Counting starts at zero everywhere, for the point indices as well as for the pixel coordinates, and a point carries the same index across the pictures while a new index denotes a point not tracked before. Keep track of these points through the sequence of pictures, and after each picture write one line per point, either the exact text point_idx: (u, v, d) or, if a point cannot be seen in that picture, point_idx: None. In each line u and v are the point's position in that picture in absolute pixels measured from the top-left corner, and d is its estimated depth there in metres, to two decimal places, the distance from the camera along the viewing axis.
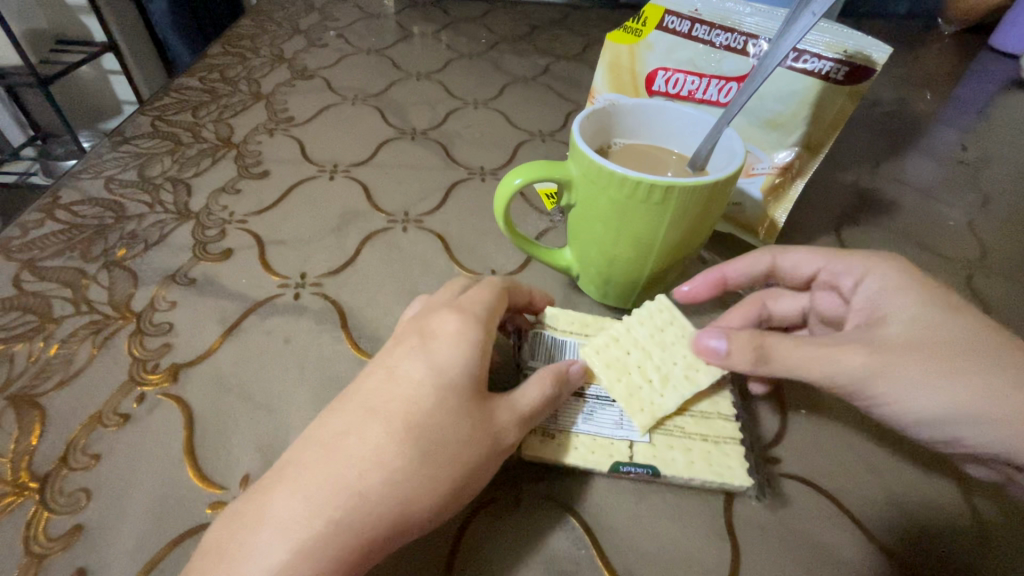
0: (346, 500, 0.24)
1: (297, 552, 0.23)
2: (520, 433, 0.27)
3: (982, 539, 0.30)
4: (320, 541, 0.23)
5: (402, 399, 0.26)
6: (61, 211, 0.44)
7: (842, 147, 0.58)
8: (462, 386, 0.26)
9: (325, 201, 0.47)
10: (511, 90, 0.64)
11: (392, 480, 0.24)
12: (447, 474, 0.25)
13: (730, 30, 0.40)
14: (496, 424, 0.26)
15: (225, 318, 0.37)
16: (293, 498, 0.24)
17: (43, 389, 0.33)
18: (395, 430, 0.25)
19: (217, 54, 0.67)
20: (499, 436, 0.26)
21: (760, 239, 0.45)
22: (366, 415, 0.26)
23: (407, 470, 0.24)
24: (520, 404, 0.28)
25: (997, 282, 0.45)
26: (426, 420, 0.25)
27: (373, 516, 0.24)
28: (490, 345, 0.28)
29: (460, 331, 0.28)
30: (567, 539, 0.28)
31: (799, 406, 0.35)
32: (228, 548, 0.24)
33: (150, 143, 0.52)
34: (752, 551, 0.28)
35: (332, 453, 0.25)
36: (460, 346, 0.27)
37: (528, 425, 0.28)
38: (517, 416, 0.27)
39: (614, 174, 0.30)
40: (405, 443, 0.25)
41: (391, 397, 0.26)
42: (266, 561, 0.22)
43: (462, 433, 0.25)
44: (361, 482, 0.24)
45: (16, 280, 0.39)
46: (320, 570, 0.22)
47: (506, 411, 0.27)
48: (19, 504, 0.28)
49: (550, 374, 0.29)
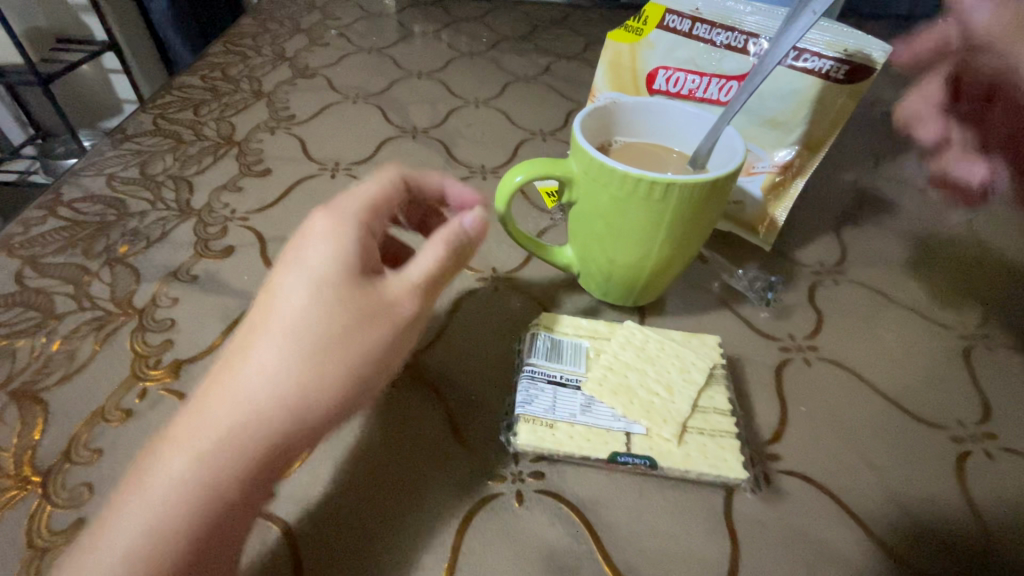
0: (248, 409, 0.23)
1: (191, 473, 0.22)
2: (416, 308, 0.28)
3: (981, 536, 0.30)
4: (224, 454, 0.23)
5: (278, 305, 0.25)
6: (63, 208, 0.44)
7: (842, 147, 0.58)
8: (337, 273, 0.26)
9: (326, 199, 0.47)
10: (512, 89, 0.65)
11: (290, 383, 0.24)
12: (337, 373, 0.25)
13: (730, 29, 0.41)
14: (384, 302, 0.27)
15: (227, 314, 0.37)
16: (181, 428, 0.24)
17: (45, 384, 0.33)
18: (270, 334, 0.25)
19: (219, 53, 0.67)
20: (392, 319, 0.27)
21: (761, 238, 0.45)
22: (244, 333, 0.25)
23: (306, 373, 0.24)
24: (413, 274, 0.28)
25: (996, 281, 0.45)
26: (310, 321, 0.25)
27: (274, 425, 0.23)
28: (362, 236, 0.28)
29: (329, 230, 0.27)
30: (567, 535, 0.28)
31: (799, 404, 0.35)
32: (132, 475, 0.23)
33: (151, 140, 0.52)
34: (752, 547, 0.28)
35: (213, 379, 0.25)
36: (331, 241, 0.27)
37: (426, 292, 0.29)
38: (407, 292, 0.28)
39: (615, 171, 0.31)
40: (280, 344, 0.24)
41: (267, 309, 0.26)
42: (164, 489, 0.22)
43: (348, 331, 0.25)
44: (240, 392, 0.23)
45: (19, 276, 0.39)
46: (218, 484, 0.22)
47: (393, 291, 0.27)
48: (22, 498, 0.28)
49: (443, 236, 0.30)
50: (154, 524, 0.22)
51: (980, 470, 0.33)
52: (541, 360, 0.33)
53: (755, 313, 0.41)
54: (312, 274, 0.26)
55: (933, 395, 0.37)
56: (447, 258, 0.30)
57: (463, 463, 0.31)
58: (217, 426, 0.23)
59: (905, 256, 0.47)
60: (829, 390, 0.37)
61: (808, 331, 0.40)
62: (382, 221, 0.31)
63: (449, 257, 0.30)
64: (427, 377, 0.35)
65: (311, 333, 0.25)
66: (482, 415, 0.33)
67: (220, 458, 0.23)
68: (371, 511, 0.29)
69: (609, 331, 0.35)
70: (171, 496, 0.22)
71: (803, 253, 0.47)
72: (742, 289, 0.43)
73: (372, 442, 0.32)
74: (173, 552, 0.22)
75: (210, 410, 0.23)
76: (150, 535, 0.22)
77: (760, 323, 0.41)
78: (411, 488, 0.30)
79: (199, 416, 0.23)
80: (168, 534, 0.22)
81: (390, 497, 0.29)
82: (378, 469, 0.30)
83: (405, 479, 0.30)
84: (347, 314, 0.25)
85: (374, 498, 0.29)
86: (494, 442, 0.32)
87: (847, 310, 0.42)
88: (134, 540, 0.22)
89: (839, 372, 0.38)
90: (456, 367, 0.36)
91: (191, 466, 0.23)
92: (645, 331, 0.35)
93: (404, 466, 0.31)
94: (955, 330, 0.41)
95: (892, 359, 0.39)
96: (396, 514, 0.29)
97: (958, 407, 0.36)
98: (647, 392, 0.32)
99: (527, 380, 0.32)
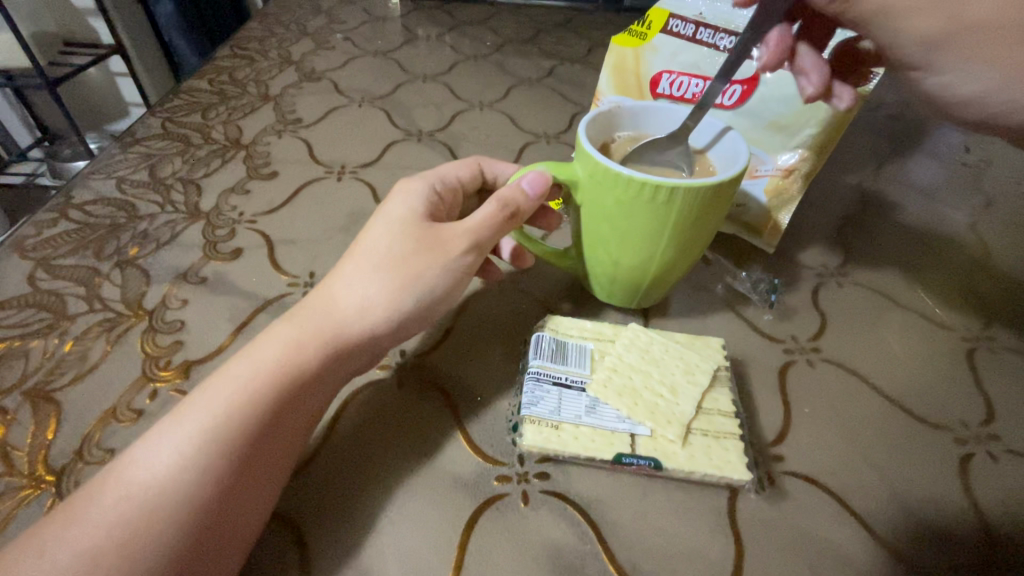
0: (279, 351, 0.29)
1: (206, 432, 0.26)
2: (466, 247, 0.33)
3: (984, 537, 0.30)
4: (254, 384, 0.28)
5: (306, 305, 0.31)
6: (74, 210, 0.45)
7: (845, 150, 0.58)
8: (414, 219, 0.33)
9: (333, 201, 0.48)
10: (516, 92, 0.65)
11: (318, 331, 0.30)
12: (370, 320, 0.31)
13: (734, 33, 0.41)
14: (439, 245, 0.32)
15: (235, 316, 0.38)
16: (204, 398, 0.27)
17: (58, 384, 0.33)
18: (295, 325, 0.30)
19: (226, 56, 0.68)
20: (447, 254, 0.32)
21: (765, 240, 0.46)
22: (272, 329, 0.31)
23: (336, 324, 0.30)
24: (471, 225, 0.33)
25: (1000, 283, 0.45)
26: (365, 271, 0.31)
27: (305, 362, 0.29)
28: (434, 196, 0.36)
29: (413, 188, 0.35)
30: (573, 534, 0.29)
31: (803, 406, 0.36)
32: (162, 428, 0.27)
33: (160, 144, 0.53)
34: (756, 547, 0.29)
35: (240, 362, 0.29)
36: (412, 197, 0.35)
37: (484, 240, 0.33)
38: (462, 232, 0.33)
39: (619, 175, 0.31)
40: (300, 332, 0.30)
41: (299, 308, 0.31)
42: (179, 445, 0.26)
43: (410, 265, 0.31)
44: (260, 369, 0.28)
45: (31, 277, 0.39)
46: (223, 441, 0.26)
47: (452, 231, 0.33)
48: (36, 496, 0.28)
49: (499, 195, 0.33)
50: (187, 442, 0.26)
51: (983, 471, 0.33)
52: (546, 362, 0.33)
53: (759, 315, 0.42)
54: (395, 219, 0.33)
55: (937, 397, 0.37)
56: (501, 216, 0.33)
57: (469, 463, 0.31)
58: (251, 365, 0.28)
59: (908, 258, 0.47)
60: (832, 391, 0.37)
61: (811, 333, 0.41)
62: (456, 194, 0.38)
63: (502, 213, 0.33)
64: (433, 378, 0.35)
65: (344, 293, 0.31)
66: (487, 416, 0.34)
67: (252, 386, 0.28)
68: (373, 504, 0.29)
69: (613, 333, 0.36)
70: (207, 419, 0.27)
71: (807, 256, 0.47)
72: (746, 291, 0.43)
73: (371, 431, 0.32)
74: (201, 465, 0.25)
75: (250, 355, 0.29)
76: (186, 449, 0.26)
77: (763, 325, 0.41)
78: (415, 484, 0.30)
79: (238, 361, 0.29)
80: (201, 448, 0.26)
81: (388, 483, 0.30)
82: (373, 451, 0.31)
83: (407, 473, 0.31)
84: (412, 252, 0.32)
85: (370, 482, 0.30)
86: (499, 441, 0.32)
87: (850, 311, 0.42)
88: (174, 451, 0.26)
89: (842, 374, 0.38)
90: (461, 367, 0.36)
91: (226, 396, 0.27)
92: (649, 333, 0.35)
93: (406, 461, 0.31)
94: (959, 332, 0.41)
95: (895, 361, 0.39)
96: (399, 508, 0.29)
97: (961, 408, 0.36)
98: (651, 394, 0.32)
99: (532, 381, 0.32)
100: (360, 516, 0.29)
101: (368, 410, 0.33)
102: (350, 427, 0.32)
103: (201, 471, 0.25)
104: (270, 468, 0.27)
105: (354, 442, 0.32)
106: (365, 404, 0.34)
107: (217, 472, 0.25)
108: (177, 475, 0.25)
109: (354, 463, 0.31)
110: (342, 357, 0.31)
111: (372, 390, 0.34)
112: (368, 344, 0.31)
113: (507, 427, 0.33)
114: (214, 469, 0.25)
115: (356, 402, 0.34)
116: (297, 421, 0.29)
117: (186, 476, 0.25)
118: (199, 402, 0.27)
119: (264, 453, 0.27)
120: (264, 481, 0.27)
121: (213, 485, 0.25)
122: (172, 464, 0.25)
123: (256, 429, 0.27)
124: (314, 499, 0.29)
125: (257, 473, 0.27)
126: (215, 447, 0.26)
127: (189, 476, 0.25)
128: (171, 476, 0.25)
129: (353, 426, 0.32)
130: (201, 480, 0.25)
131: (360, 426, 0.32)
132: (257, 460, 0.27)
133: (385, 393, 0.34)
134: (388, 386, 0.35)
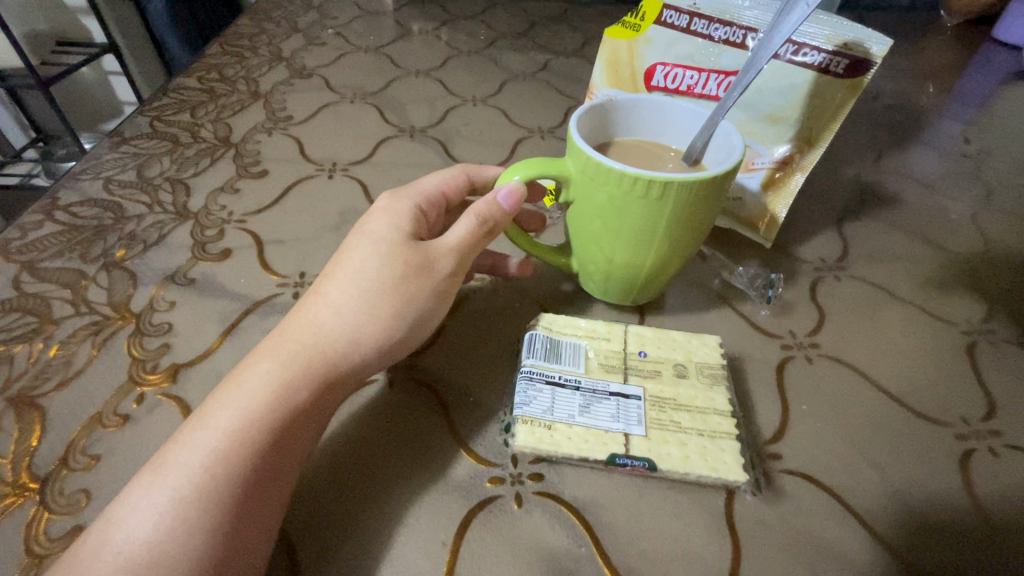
0: (271, 394, 0.27)
1: (204, 476, 0.25)
2: (452, 269, 0.32)
3: (987, 536, 0.30)
4: (248, 427, 0.26)
5: (298, 329, 0.30)
6: (60, 212, 0.44)
7: (844, 142, 0.58)
8: (401, 242, 0.32)
9: (323, 200, 0.47)
10: (511, 86, 0.64)
11: (307, 357, 0.29)
12: (363, 351, 0.30)
13: (728, 23, 0.40)
14: (427, 267, 0.31)
15: (224, 318, 0.37)
16: (195, 440, 0.26)
17: (42, 391, 0.33)
18: (288, 353, 0.29)
19: (215, 54, 0.67)
20: (436, 279, 0.32)
21: (762, 234, 0.45)
22: (262, 354, 0.29)
23: (328, 350, 0.29)
24: (453, 244, 0.32)
25: (1001, 274, 0.44)
26: (354, 293, 0.30)
27: (300, 395, 0.28)
28: (417, 214, 0.34)
29: (395, 207, 0.34)
30: (567, 537, 0.28)
31: (801, 404, 0.35)
32: (144, 478, 0.25)
33: (148, 143, 0.52)
34: (752, 548, 0.28)
35: (230, 392, 0.27)
36: (397, 216, 0.33)
37: (462, 256, 0.33)
38: (446, 253, 0.32)
39: (613, 171, 0.30)
40: (299, 358, 0.29)
41: (290, 330, 0.30)
42: (177, 494, 0.24)
43: (401, 295, 0.31)
44: (257, 399, 0.27)
45: (16, 280, 0.39)
46: (226, 483, 0.25)
47: (437, 253, 0.32)
48: (20, 505, 0.28)
49: (476, 209, 0.32)
50: (188, 504, 0.24)
51: (984, 467, 0.32)
52: (540, 361, 0.33)
53: (755, 310, 0.41)
54: (382, 243, 0.32)
55: (937, 392, 0.36)
56: (481, 232, 0.33)
57: (461, 466, 0.31)
58: (240, 411, 0.27)
59: (909, 251, 0.46)
60: (831, 388, 0.36)
61: (809, 328, 0.40)
62: (438, 209, 0.37)
63: (481, 228, 0.33)
64: (426, 380, 0.35)
65: (333, 317, 0.30)
66: (479, 420, 0.33)
67: (246, 426, 0.26)
68: (365, 513, 0.29)
69: (607, 331, 0.35)
70: (198, 466, 0.25)
71: (804, 249, 0.46)
72: (743, 286, 0.43)
73: (361, 440, 0.31)
74: (207, 528, 0.24)
75: (239, 392, 0.27)
76: (185, 503, 0.24)
77: (760, 320, 0.40)
78: (406, 489, 0.30)
79: (223, 406, 0.27)
80: (205, 509, 0.24)
81: (385, 490, 0.29)
82: (363, 461, 0.31)
83: (398, 480, 0.30)
84: (402, 280, 0.31)
85: (364, 493, 0.29)
86: (491, 442, 0.32)
87: (849, 305, 0.42)
88: (174, 517, 0.24)
89: (841, 371, 0.37)
90: (454, 368, 0.36)
91: (217, 438, 0.26)
92: (644, 332, 0.35)
93: (398, 469, 0.30)
94: (959, 325, 0.41)
95: (895, 355, 0.38)
96: (391, 513, 0.29)
97: (962, 402, 0.36)
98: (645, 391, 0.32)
99: (525, 381, 0.32)
100: (356, 528, 0.28)
101: (356, 421, 0.32)
102: (338, 438, 0.31)
103: (208, 533, 0.24)
104: (275, 504, 0.26)
105: (342, 453, 0.31)
106: (354, 409, 0.33)
107: (221, 520, 0.24)
108: (177, 533, 0.23)
109: (347, 474, 0.30)
110: (335, 390, 0.29)
111: (364, 395, 0.34)
112: (360, 374, 0.30)
113: (500, 429, 0.32)
114: (221, 527, 0.24)
115: (345, 409, 0.33)
116: (294, 461, 0.28)
117: (194, 540, 0.24)
118: (186, 453, 0.25)
119: (265, 499, 0.26)
120: (269, 517, 0.26)
121: (223, 542, 0.24)
122: (174, 530, 0.24)
123: (257, 477, 0.26)
124: (308, 519, 0.28)
125: (261, 519, 0.26)
126: (218, 505, 0.24)
127: (197, 540, 0.24)
128: (175, 544, 0.23)
129: (341, 438, 0.31)
130: (210, 542, 0.24)
131: (350, 437, 0.32)
132: (259, 508, 0.26)
133: (376, 396, 0.34)
134: (379, 389, 0.34)
